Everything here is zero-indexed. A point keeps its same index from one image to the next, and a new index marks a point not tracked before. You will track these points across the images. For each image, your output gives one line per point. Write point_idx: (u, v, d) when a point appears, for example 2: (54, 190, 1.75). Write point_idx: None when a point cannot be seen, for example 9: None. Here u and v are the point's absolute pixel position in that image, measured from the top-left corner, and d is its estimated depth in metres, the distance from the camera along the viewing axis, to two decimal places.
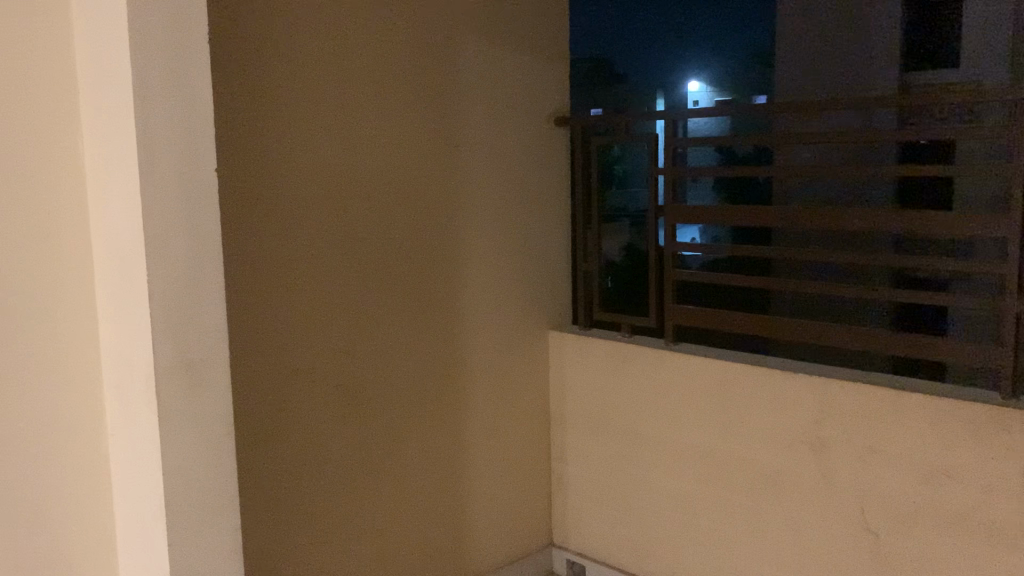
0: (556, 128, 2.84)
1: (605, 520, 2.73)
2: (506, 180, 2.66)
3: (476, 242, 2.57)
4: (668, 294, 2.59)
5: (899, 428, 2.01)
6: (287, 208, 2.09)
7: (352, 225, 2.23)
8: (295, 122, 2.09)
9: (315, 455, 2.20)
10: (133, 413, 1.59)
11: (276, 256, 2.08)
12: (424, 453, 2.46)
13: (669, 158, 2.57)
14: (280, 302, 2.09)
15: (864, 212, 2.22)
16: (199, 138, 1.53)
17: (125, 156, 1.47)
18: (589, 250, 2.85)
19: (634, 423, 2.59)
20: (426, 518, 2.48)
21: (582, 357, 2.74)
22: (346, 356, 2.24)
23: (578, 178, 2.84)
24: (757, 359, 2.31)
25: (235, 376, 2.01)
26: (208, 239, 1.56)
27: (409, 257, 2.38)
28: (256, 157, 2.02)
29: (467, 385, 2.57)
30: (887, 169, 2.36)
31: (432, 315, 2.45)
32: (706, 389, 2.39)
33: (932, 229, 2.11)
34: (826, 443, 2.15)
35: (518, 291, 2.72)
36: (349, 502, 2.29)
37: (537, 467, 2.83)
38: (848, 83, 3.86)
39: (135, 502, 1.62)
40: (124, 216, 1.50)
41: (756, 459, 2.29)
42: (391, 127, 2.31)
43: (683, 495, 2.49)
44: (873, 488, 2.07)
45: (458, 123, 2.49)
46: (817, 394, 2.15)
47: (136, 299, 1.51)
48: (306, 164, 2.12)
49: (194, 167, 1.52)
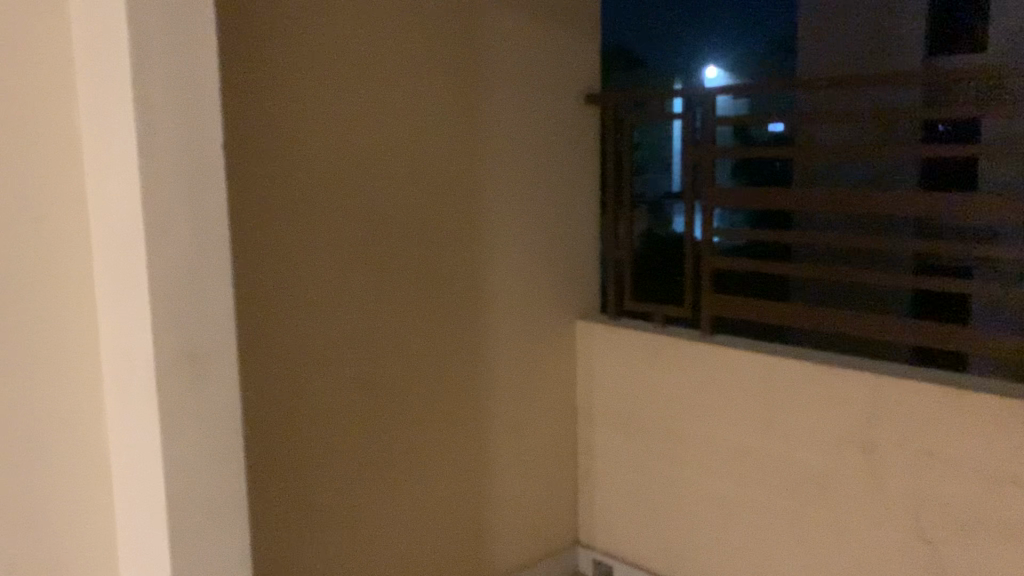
0: (585, 106, 2.68)
1: (633, 520, 2.59)
2: (532, 161, 2.52)
3: (499, 225, 2.43)
4: (705, 283, 2.44)
5: (962, 428, 1.86)
6: (303, 187, 1.95)
7: (372, 206, 2.10)
8: (310, 96, 1.95)
9: (332, 453, 2.07)
10: (134, 413, 1.45)
11: (289, 239, 1.94)
12: (443, 448, 2.33)
13: (708, 137, 2.42)
14: (295, 289, 1.96)
15: (920, 195, 2.07)
16: (203, 114, 1.38)
17: (123, 130, 1.33)
18: (619, 235, 2.70)
19: (667, 419, 2.45)
20: (447, 517, 2.36)
21: (611, 348, 2.60)
22: (363, 348, 2.11)
23: (609, 160, 2.68)
24: (804, 353, 2.16)
25: (247, 368, 1.89)
26: (214, 219, 1.42)
27: (431, 244, 2.24)
28: (268, 131, 1.88)
29: (489, 378, 2.44)
30: (915, 149, 2.20)
31: (454, 305, 2.32)
32: (746, 384, 2.24)
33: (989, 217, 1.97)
34: (877, 444, 2.00)
35: (544, 279, 2.58)
36: (366, 499, 2.16)
37: (562, 464, 2.69)
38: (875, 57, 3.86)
39: (139, 509, 1.49)
40: (122, 194, 1.36)
41: (799, 460, 2.15)
42: (411, 102, 2.16)
43: (719, 495, 2.35)
44: (928, 493, 1.93)
45: (482, 99, 2.35)
46: (868, 391, 2.00)
47: (135, 288, 1.38)
48: (321, 142, 1.98)
49: (198, 138, 1.38)
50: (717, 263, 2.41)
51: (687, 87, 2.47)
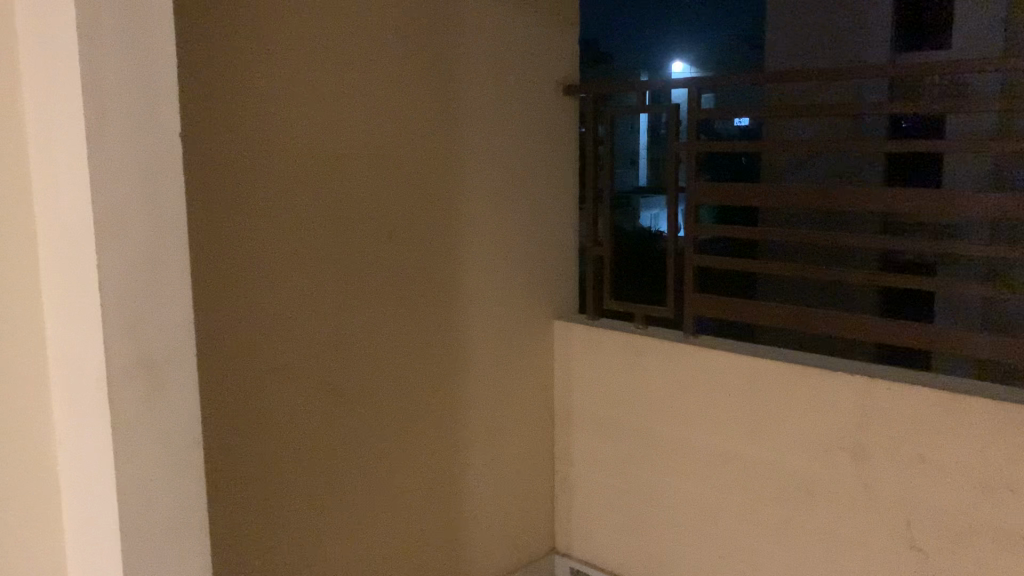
0: (562, 99, 2.59)
1: (612, 526, 2.52)
2: (509, 155, 2.42)
3: (474, 221, 2.33)
4: (689, 283, 2.35)
5: (954, 434, 1.80)
6: (269, 183, 1.84)
7: (341, 201, 1.99)
8: (276, 85, 1.84)
9: (300, 464, 1.97)
10: (84, 426, 1.34)
11: (254, 238, 1.83)
12: (417, 455, 2.23)
13: (692, 130, 2.34)
14: (261, 291, 1.85)
15: (908, 193, 1.99)
16: (159, 101, 1.27)
17: (69, 119, 1.21)
18: (599, 232, 2.61)
19: (648, 423, 2.38)
20: (423, 527, 2.27)
21: (590, 350, 2.51)
22: (332, 352, 2.01)
23: (589, 153, 2.59)
24: (795, 356, 2.08)
25: (209, 375, 1.77)
26: (172, 215, 1.31)
27: (403, 241, 2.14)
28: (232, 123, 1.76)
29: (464, 380, 2.34)
30: (881, 145, 2.10)
31: (426, 306, 2.22)
32: (730, 389, 2.17)
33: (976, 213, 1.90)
34: (867, 450, 1.94)
35: (521, 280, 2.49)
36: (337, 509, 2.06)
37: (540, 469, 2.61)
38: (844, 52, 4.06)
39: (90, 533, 1.38)
40: (70, 190, 1.25)
41: (785, 465, 2.08)
42: (382, 91, 2.05)
43: (702, 502, 2.28)
44: (919, 500, 1.87)
45: (457, 89, 2.25)
46: (858, 395, 1.93)
47: (85, 291, 1.26)
48: (287, 133, 1.87)
49: (155, 129, 1.27)
50: (700, 262, 2.33)
51: (670, 78, 2.39)
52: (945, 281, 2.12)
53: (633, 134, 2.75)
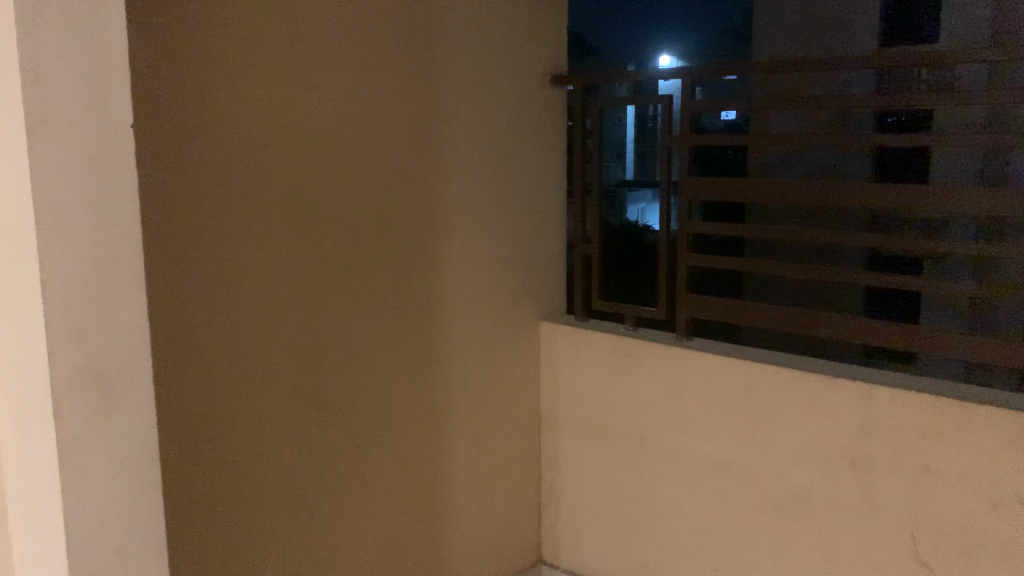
0: (549, 89, 2.48)
1: (601, 536, 2.43)
2: (494, 149, 2.32)
3: (457, 218, 2.22)
4: (681, 282, 2.25)
5: (963, 443, 1.71)
6: (237, 176, 1.73)
7: (316, 197, 1.87)
8: (245, 74, 1.72)
9: (271, 475, 1.86)
10: (27, 445, 1.23)
11: (221, 238, 1.71)
12: (395, 464, 2.13)
13: (685, 124, 2.22)
14: (229, 293, 1.74)
15: (909, 188, 1.88)
16: (111, 89, 1.15)
17: (10, 109, 1.10)
18: (587, 229, 2.50)
19: (638, 427, 2.28)
20: (402, 539, 2.17)
21: (578, 351, 2.42)
22: (305, 356, 1.90)
23: (578, 147, 2.48)
24: (793, 360, 1.99)
25: (171, 383, 1.67)
26: (127, 211, 1.19)
27: (382, 239, 2.03)
28: (196, 111, 1.65)
29: (447, 384, 2.24)
30: (871, 139, 1.98)
31: (406, 307, 2.11)
32: (724, 393, 2.07)
33: (975, 211, 1.80)
34: (870, 460, 1.85)
35: (505, 279, 2.39)
36: (310, 522, 1.95)
37: (525, 476, 2.51)
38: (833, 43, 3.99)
39: (38, 558, 1.27)
40: (12, 188, 1.14)
41: (782, 475, 1.99)
42: (359, 81, 1.94)
43: (694, 511, 2.19)
44: (925, 513, 1.78)
45: (438, 79, 2.14)
46: (860, 402, 1.84)
47: (27, 297, 1.15)
48: (257, 126, 1.75)
49: (106, 117, 1.15)
50: (692, 260, 2.22)
51: (661, 68, 2.28)
52: (932, 281, 1.99)
53: (622, 127, 2.64)
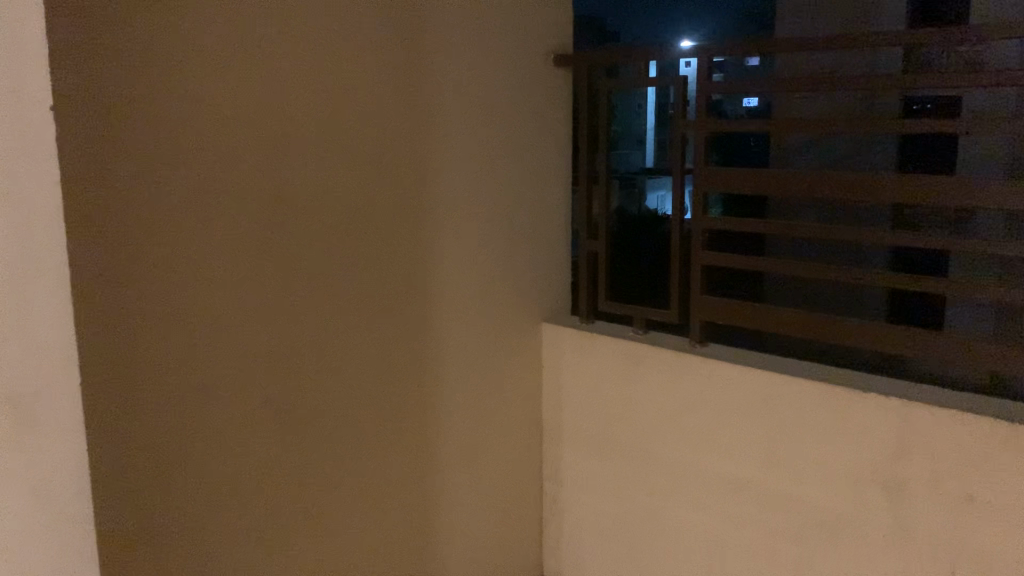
0: (553, 72, 2.30)
1: (607, 553, 2.26)
2: (492, 137, 2.14)
3: (450, 211, 2.04)
4: (695, 283, 2.05)
5: (1012, 470, 1.51)
6: (204, 166, 1.55)
7: (291, 191, 1.70)
8: (210, 54, 1.54)
9: (243, 496, 1.70)
10: None
11: (182, 238, 1.54)
12: (383, 477, 1.97)
13: (700, 108, 2.02)
14: (194, 298, 1.57)
15: (948, 181, 1.66)
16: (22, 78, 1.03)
17: None
18: (594, 223, 2.31)
19: (646, 440, 2.10)
20: (390, 560, 2.01)
21: (583, 356, 2.24)
22: (281, 364, 1.73)
23: (584, 134, 2.29)
24: (817, 372, 1.79)
25: (127, 400, 1.49)
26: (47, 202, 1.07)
27: (366, 235, 1.85)
28: (154, 97, 1.47)
29: (440, 390, 2.07)
30: (899, 123, 1.76)
31: (392, 309, 1.94)
32: (742, 406, 1.89)
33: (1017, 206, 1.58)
34: (903, 484, 1.66)
35: (504, 278, 2.21)
36: (288, 545, 1.79)
37: (525, 487, 2.36)
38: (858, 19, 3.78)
39: None
40: None
41: (804, 498, 1.81)
42: (340, 61, 1.76)
43: (706, 532, 2.01)
44: (967, 545, 1.59)
45: (428, 60, 1.95)
46: (893, 420, 1.65)
47: None
48: (225, 113, 1.57)
49: (19, 96, 1.04)
50: (707, 259, 2.02)
51: (673, 47, 2.07)
52: (961, 281, 1.75)
53: (634, 111, 2.44)
